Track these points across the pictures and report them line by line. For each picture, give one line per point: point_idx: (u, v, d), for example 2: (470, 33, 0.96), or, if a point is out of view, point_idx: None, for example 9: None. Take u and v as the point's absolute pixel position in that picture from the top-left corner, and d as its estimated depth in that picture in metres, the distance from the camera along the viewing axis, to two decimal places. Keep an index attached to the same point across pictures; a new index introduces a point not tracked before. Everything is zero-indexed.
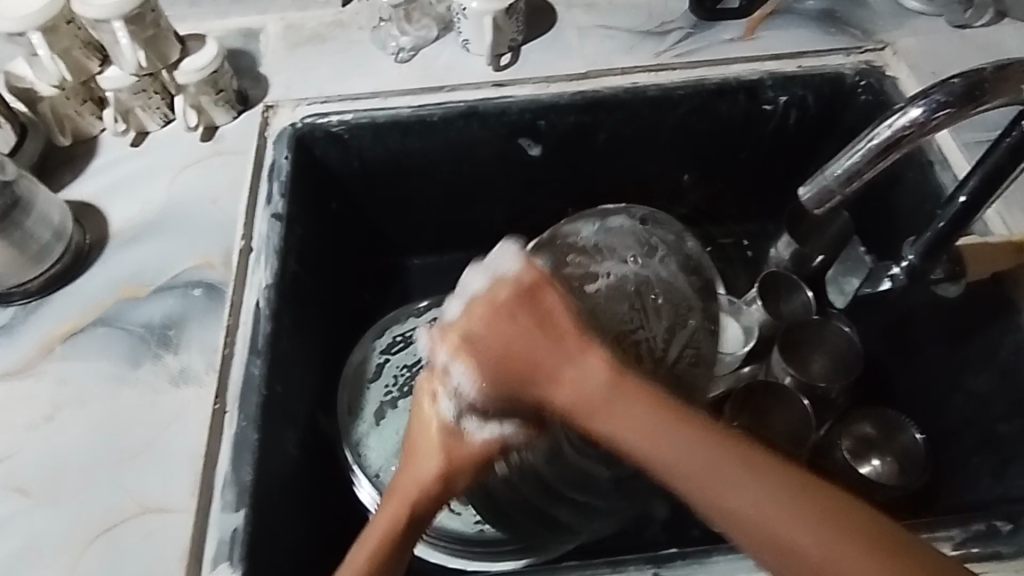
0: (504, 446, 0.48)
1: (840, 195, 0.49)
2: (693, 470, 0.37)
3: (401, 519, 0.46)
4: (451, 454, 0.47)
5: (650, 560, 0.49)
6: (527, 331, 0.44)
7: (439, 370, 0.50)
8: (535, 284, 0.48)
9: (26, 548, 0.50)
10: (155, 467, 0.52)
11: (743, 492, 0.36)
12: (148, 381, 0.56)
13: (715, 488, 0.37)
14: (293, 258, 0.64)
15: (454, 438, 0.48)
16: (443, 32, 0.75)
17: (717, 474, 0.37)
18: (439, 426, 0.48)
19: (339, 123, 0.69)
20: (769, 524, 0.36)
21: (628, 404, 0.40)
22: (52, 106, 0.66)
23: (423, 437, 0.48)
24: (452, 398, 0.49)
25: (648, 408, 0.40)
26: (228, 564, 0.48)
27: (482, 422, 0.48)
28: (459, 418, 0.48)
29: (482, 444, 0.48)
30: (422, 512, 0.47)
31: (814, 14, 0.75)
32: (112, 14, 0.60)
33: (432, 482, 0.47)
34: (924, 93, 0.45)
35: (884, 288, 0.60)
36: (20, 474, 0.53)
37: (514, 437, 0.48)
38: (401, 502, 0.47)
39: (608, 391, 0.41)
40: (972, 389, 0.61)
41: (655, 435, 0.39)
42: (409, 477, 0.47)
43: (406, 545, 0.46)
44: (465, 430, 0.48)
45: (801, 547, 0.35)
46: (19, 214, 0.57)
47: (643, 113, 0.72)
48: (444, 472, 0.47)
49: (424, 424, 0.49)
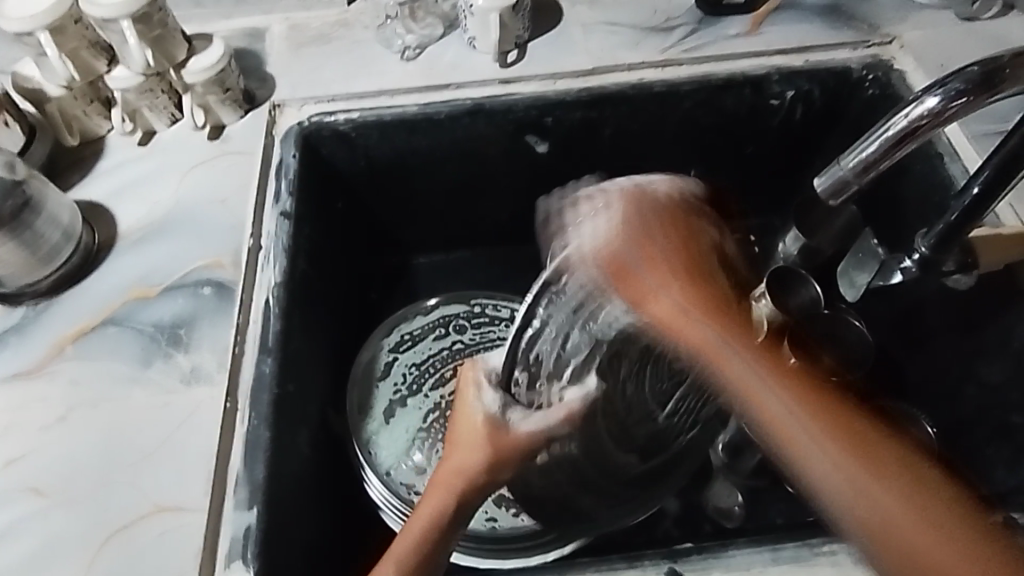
0: (546, 435, 0.55)
1: (856, 185, 0.49)
2: (796, 436, 0.45)
3: (445, 505, 0.49)
4: (496, 446, 0.52)
5: (666, 555, 0.49)
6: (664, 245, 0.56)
7: (482, 361, 0.56)
8: (678, 279, 0.54)
9: (41, 548, 0.50)
10: (167, 466, 0.52)
11: (851, 474, 0.42)
12: (160, 380, 0.56)
13: (811, 452, 0.44)
14: (302, 257, 0.64)
15: (497, 430, 0.53)
16: (448, 29, 0.75)
17: (812, 443, 0.44)
18: (482, 419, 0.53)
19: (346, 121, 0.69)
20: (842, 492, 0.42)
21: (749, 369, 0.49)
22: (60, 107, 0.66)
23: (465, 429, 0.53)
24: (496, 391, 0.55)
25: (785, 390, 0.47)
26: (242, 562, 0.47)
27: (523, 413, 0.54)
28: (501, 411, 0.54)
29: (524, 434, 0.53)
30: (468, 501, 0.50)
31: (819, 8, 0.75)
32: (119, 13, 0.60)
33: (476, 474, 0.51)
34: (940, 82, 0.45)
35: (896, 281, 0.63)
36: (33, 475, 0.53)
37: (554, 426, 0.56)
38: (446, 489, 0.50)
39: (687, 316, 0.52)
40: (985, 378, 0.61)
41: (781, 415, 0.46)
42: (453, 467, 0.51)
43: (447, 532, 0.49)
44: (508, 421, 0.54)
45: (890, 517, 0.40)
46: (29, 215, 0.58)
47: (649, 108, 0.71)
48: (490, 463, 0.51)
49: (466, 416, 0.54)
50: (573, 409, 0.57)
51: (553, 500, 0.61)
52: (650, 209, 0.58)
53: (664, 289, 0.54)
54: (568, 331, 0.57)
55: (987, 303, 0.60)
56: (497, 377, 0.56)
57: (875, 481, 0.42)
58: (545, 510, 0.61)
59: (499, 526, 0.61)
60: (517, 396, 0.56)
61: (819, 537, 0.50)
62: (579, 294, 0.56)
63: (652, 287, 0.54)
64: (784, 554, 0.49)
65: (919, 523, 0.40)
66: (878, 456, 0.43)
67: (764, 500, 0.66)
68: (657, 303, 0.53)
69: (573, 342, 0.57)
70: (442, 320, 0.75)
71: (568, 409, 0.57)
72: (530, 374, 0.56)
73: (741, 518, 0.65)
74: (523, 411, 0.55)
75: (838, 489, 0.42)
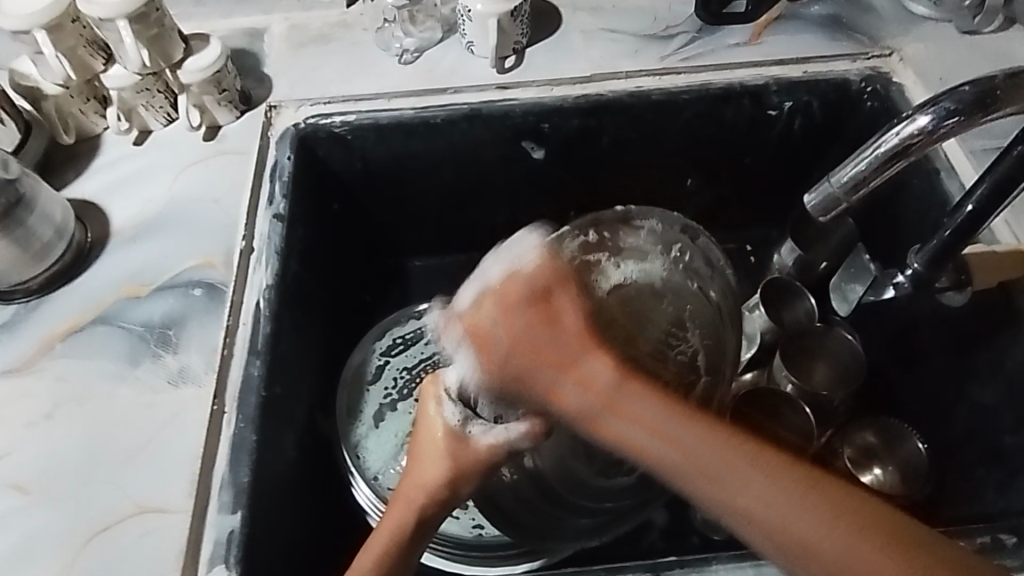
0: (512, 450, 0.49)
1: (846, 203, 0.48)
2: (714, 469, 0.38)
3: (405, 521, 0.47)
4: (457, 462, 0.48)
5: (649, 567, 0.48)
6: (530, 316, 0.48)
7: (444, 375, 0.51)
8: (538, 309, 0.48)
9: (23, 546, 0.50)
10: (152, 467, 0.52)
11: (770, 505, 0.37)
12: (147, 380, 0.56)
13: (715, 479, 0.38)
14: (294, 259, 0.64)
15: (458, 443, 0.48)
16: (448, 34, 0.75)
17: (658, 441, 0.40)
18: (444, 432, 0.49)
19: (342, 123, 0.68)
20: (782, 518, 0.37)
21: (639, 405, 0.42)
22: (57, 105, 0.66)
23: (429, 442, 0.49)
24: (458, 402, 0.50)
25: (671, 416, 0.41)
26: (224, 566, 0.47)
27: (486, 426, 0.49)
28: (463, 423, 0.49)
29: (485, 449, 0.48)
30: (430, 517, 0.47)
31: (820, 19, 0.75)
32: (115, 13, 0.60)
33: (439, 487, 0.47)
34: (932, 101, 0.45)
35: (889, 296, 0.62)
36: (18, 472, 0.53)
37: (519, 439, 0.48)
38: (406, 504, 0.47)
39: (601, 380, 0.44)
40: (977, 400, 0.61)
41: (664, 431, 0.41)
42: (412, 480, 0.48)
43: (410, 548, 0.46)
44: (469, 435, 0.49)
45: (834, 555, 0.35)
46: (21, 212, 0.57)
47: (647, 117, 0.71)
48: (450, 478, 0.47)
49: (428, 431, 0.50)
50: (541, 423, 0.48)
51: (526, 506, 0.59)
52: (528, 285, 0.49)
53: (522, 333, 0.48)
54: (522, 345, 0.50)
55: (982, 324, 0.60)
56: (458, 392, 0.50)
57: (795, 504, 0.37)
58: (531, 527, 0.59)
59: (485, 533, 0.60)
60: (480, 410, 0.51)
61: None
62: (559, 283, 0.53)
63: (571, 356, 0.46)
64: (768, 570, 0.48)
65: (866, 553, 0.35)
66: (769, 472, 0.38)
67: None
68: (502, 332, 0.48)
69: None
70: None
71: (534, 422, 0.48)
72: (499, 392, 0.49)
73: (730, 530, 0.63)
74: (487, 423, 0.50)
75: (773, 520, 0.37)
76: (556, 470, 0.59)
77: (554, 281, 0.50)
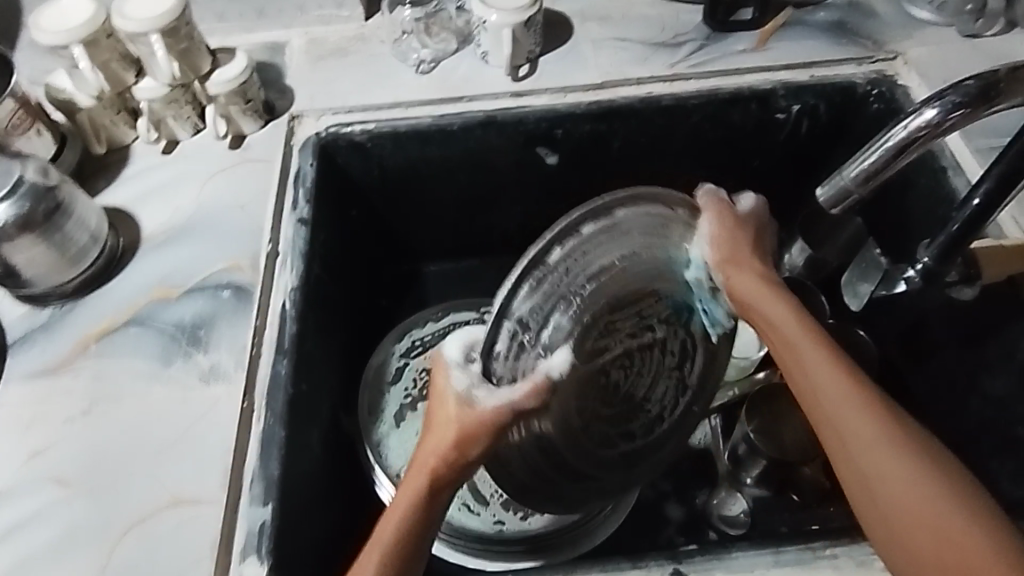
0: (515, 413, 0.47)
1: (857, 196, 0.49)
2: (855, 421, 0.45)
3: (419, 489, 0.46)
4: (466, 425, 0.46)
5: (670, 556, 0.49)
6: (739, 244, 0.54)
7: (448, 349, 0.49)
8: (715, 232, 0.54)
9: (64, 537, 0.51)
10: (186, 462, 0.54)
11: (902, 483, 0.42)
12: (179, 378, 0.58)
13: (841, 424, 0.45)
14: (318, 263, 0.65)
15: (466, 409, 0.46)
16: (462, 44, 0.78)
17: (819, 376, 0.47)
18: (453, 399, 0.47)
19: (362, 131, 0.71)
20: (868, 467, 0.43)
21: (821, 373, 0.47)
22: (90, 117, 0.69)
23: (438, 408, 0.48)
24: (463, 369, 0.48)
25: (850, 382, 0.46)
26: (257, 557, 0.49)
27: (493, 390, 0.47)
28: (471, 388, 0.47)
29: (490, 413, 0.46)
30: (443, 483, 0.47)
31: (824, 25, 0.77)
32: (149, 27, 0.63)
33: (448, 453, 0.46)
34: (937, 95, 0.46)
35: (900, 290, 0.61)
36: (57, 468, 0.54)
37: (525, 403, 0.46)
38: (419, 471, 0.47)
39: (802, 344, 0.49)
40: (988, 391, 0.62)
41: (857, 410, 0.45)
42: (425, 447, 0.47)
43: (424, 519, 0.46)
44: (474, 399, 0.46)
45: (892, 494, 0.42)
46: (60, 218, 0.60)
47: (657, 121, 0.73)
48: (458, 441, 0.46)
49: (439, 397, 0.48)
50: (541, 386, 0.47)
51: (534, 485, 0.55)
52: (728, 222, 0.54)
53: (736, 270, 0.53)
54: (540, 324, 0.48)
55: (991, 316, 0.61)
56: (463, 359, 0.48)
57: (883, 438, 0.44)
58: (537, 496, 0.57)
59: (505, 529, 0.62)
60: (491, 375, 0.47)
61: (821, 540, 0.50)
62: (586, 263, 0.49)
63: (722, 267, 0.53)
64: (786, 556, 0.49)
65: (933, 496, 0.41)
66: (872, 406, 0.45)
67: (768, 510, 0.66)
68: (735, 272, 0.52)
69: (555, 325, 0.48)
70: (451, 328, 0.76)
71: (535, 385, 0.47)
72: (509, 352, 0.47)
73: (745, 525, 0.66)
74: (493, 386, 0.47)
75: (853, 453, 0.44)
76: (566, 442, 0.53)
77: (748, 228, 0.55)
